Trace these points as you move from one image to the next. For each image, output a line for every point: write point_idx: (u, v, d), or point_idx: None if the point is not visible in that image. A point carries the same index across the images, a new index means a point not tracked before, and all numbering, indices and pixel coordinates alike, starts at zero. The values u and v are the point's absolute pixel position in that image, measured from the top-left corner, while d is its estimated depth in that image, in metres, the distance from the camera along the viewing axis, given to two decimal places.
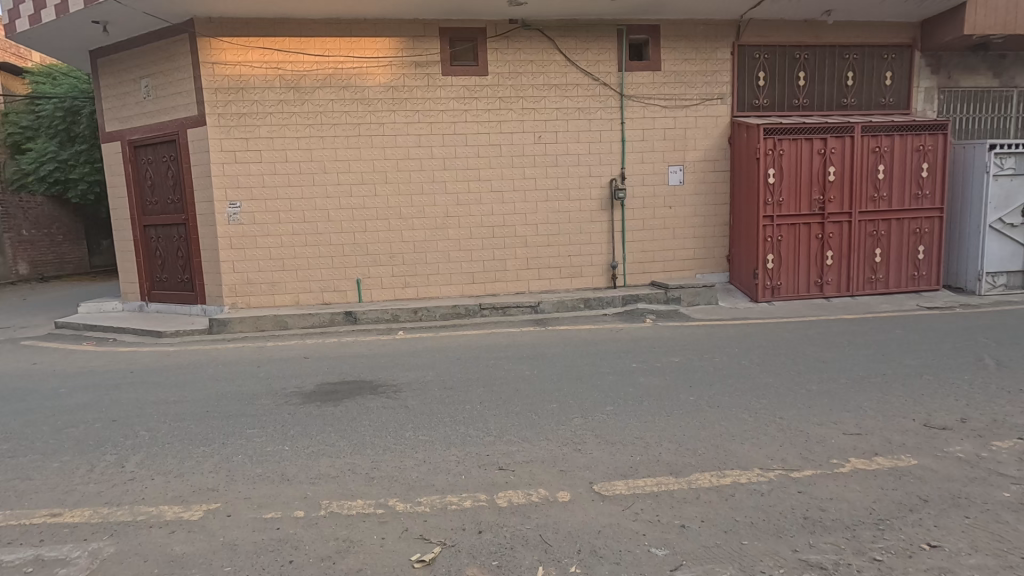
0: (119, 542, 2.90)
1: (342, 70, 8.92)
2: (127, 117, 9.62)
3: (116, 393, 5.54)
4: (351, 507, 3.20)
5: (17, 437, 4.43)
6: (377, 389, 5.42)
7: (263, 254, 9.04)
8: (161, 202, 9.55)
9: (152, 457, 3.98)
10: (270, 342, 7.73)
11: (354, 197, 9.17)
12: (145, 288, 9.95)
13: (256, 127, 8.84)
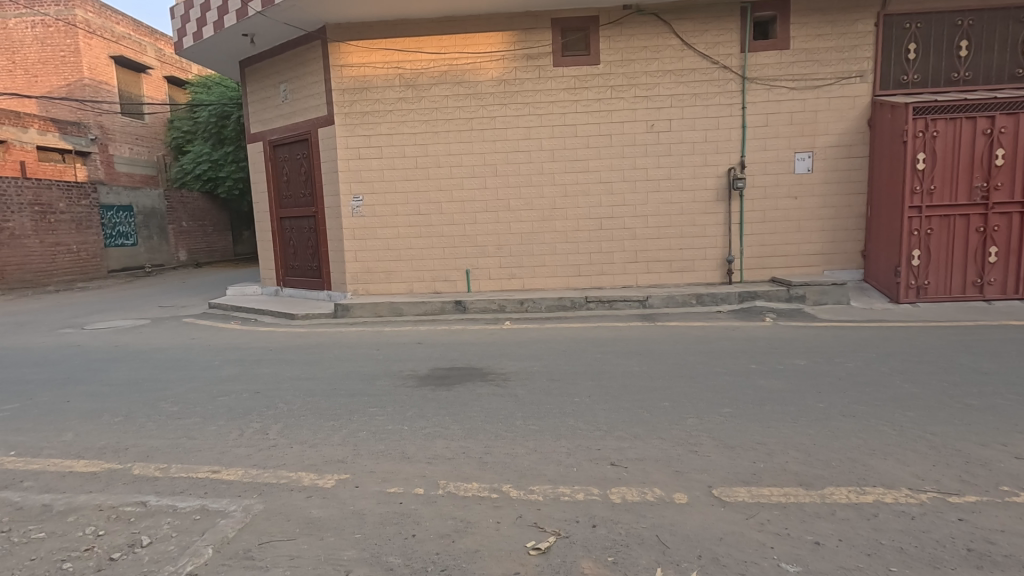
0: (266, 501, 3.23)
1: (456, 66, 9.21)
2: (268, 119, 10.65)
3: (258, 368, 6.20)
4: (466, 489, 3.31)
5: (183, 401, 5.10)
6: (487, 377, 5.56)
7: (381, 245, 9.62)
8: (295, 196, 10.49)
9: (289, 427, 4.40)
10: (387, 328, 8.23)
11: (465, 190, 9.46)
12: (280, 274, 11.00)
13: (377, 125, 9.39)
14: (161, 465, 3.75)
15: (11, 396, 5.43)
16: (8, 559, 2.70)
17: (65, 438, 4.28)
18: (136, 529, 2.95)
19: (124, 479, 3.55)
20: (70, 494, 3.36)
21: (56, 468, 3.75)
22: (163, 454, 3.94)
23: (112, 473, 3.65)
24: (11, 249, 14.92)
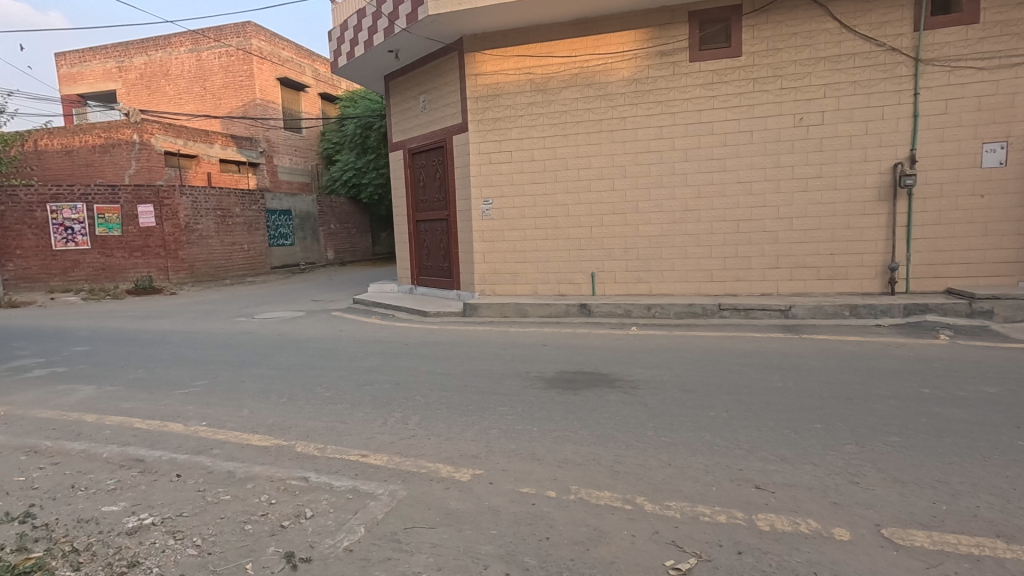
0: (408, 488, 3.44)
1: (587, 68, 9.17)
2: (408, 128, 11.40)
3: (397, 361, 6.65)
4: (599, 496, 3.26)
5: (335, 387, 5.64)
6: (615, 383, 5.45)
7: (509, 247, 9.87)
8: (430, 200, 11.11)
9: (427, 419, 4.66)
10: (513, 328, 8.42)
11: (592, 192, 9.39)
12: (415, 274, 11.72)
13: (508, 130, 9.65)
14: (319, 445, 4.16)
15: (201, 373, 6.35)
16: (203, 514, 3.14)
17: (243, 414, 4.92)
18: (300, 501, 3.28)
19: (289, 455, 3.99)
20: (248, 464, 3.85)
21: (236, 439, 4.31)
22: (320, 435, 4.36)
23: (280, 448, 4.12)
24: (199, 248, 16.96)
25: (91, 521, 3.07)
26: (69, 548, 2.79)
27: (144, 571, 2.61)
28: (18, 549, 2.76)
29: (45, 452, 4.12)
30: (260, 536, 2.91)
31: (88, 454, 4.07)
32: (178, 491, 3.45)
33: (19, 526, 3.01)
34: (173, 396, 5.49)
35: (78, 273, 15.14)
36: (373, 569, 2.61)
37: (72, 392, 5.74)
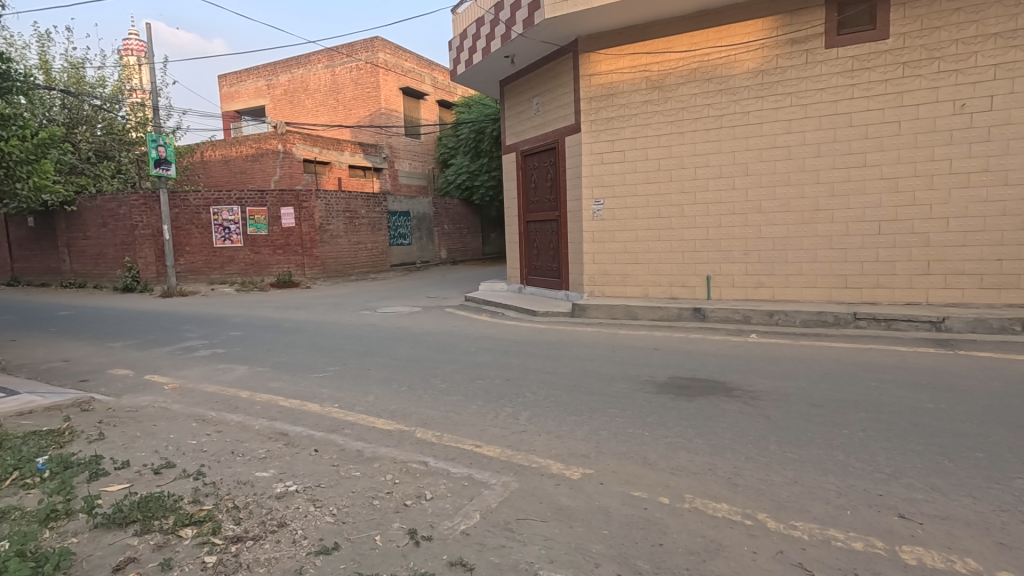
0: (520, 480, 3.54)
1: (707, 62, 8.78)
2: (521, 131, 11.65)
3: (507, 358, 6.83)
4: (716, 508, 3.13)
5: (450, 380, 5.92)
6: (732, 392, 5.17)
7: (619, 248, 9.72)
8: (541, 201, 11.25)
9: (537, 415, 4.75)
10: (622, 330, 8.30)
11: (710, 192, 8.98)
12: (525, 274, 11.93)
13: (621, 130, 9.51)
14: (436, 433, 4.41)
15: (332, 360, 6.98)
16: (338, 487, 3.47)
17: (369, 399, 5.34)
18: (420, 484, 3.51)
19: (410, 439, 4.27)
20: (374, 445, 4.18)
21: (363, 421, 4.69)
22: (437, 424, 4.62)
23: (402, 433, 4.43)
24: (330, 246, 18.41)
25: (248, 484, 3.50)
26: (231, 505, 3.20)
27: (291, 531, 2.93)
28: (194, 501, 3.21)
29: (210, 421, 4.77)
30: (386, 512, 3.15)
31: (243, 425, 4.65)
32: (316, 464, 3.83)
33: (193, 481, 3.51)
34: (310, 379, 6.10)
35: (232, 267, 17.28)
36: (489, 554, 2.72)
37: (230, 371, 6.58)
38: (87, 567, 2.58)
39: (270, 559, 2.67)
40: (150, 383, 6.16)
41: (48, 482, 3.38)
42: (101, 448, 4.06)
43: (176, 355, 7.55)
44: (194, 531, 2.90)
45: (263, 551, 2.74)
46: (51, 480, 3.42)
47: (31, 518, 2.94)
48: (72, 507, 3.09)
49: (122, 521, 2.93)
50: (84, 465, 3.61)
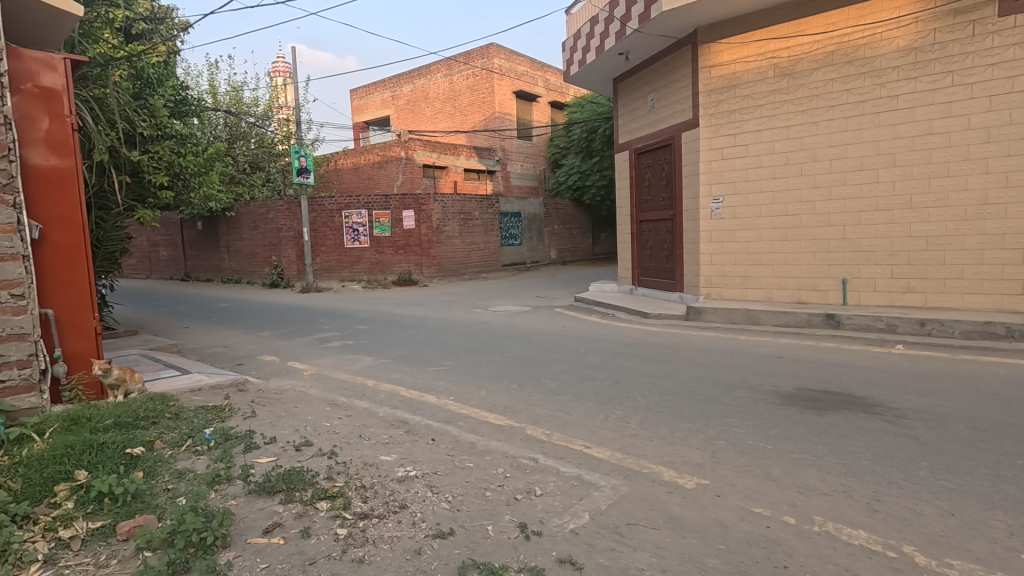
0: (631, 485, 3.47)
1: (847, 43, 7.98)
2: (635, 128, 11.40)
3: (618, 360, 6.71)
4: (851, 534, 2.85)
5: (560, 379, 5.95)
6: (873, 409, 4.65)
7: (740, 248, 9.14)
8: (655, 200, 10.91)
9: (648, 420, 4.61)
10: (742, 336, 7.80)
11: (848, 186, 8.15)
12: (637, 274, 11.66)
13: (744, 122, 8.94)
14: (546, 431, 4.46)
15: (448, 355, 7.33)
16: (453, 475, 3.64)
17: (481, 394, 5.53)
18: (530, 479, 3.57)
19: (521, 436, 4.36)
20: (487, 438, 4.33)
21: (476, 415, 4.88)
22: (547, 422, 4.67)
23: (512, 429, 4.54)
24: (446, 247, 19.27)
25: (373, 466, 3.80)
26: (359, 484, 3.49)
27: (411, 513, 3.13)
28: (328, 478, 3.55)
29: (342, 405, 5.24)
30: (498, 503, 3.25)
31: (369, 412, 5.05)
32: (433, 453, 4.05)
33: (327, 460, 3.88)
34: (427, 372, 6.46)
35: (360, 266, 18.75)
36: (598, 556, 2.71)
37: (357, 362, 7.16)
38: (243, 527, 2.95)
39: (392, 537, 2.88)
40: (292, 369, 6.89)
41: (214, 450, 3.91)
42: (253, 424, 4.61)
43: (313, 345, 8.36)
44: (328, 505, 3.20)
45: (386, 529, 2.95)
46: (216, 449, 3.95)
47: (202, 480, 3.42)
48: (232, 474, 3.54)
49: (270, 490, 3.32)
50: (240, 438, 4.13)
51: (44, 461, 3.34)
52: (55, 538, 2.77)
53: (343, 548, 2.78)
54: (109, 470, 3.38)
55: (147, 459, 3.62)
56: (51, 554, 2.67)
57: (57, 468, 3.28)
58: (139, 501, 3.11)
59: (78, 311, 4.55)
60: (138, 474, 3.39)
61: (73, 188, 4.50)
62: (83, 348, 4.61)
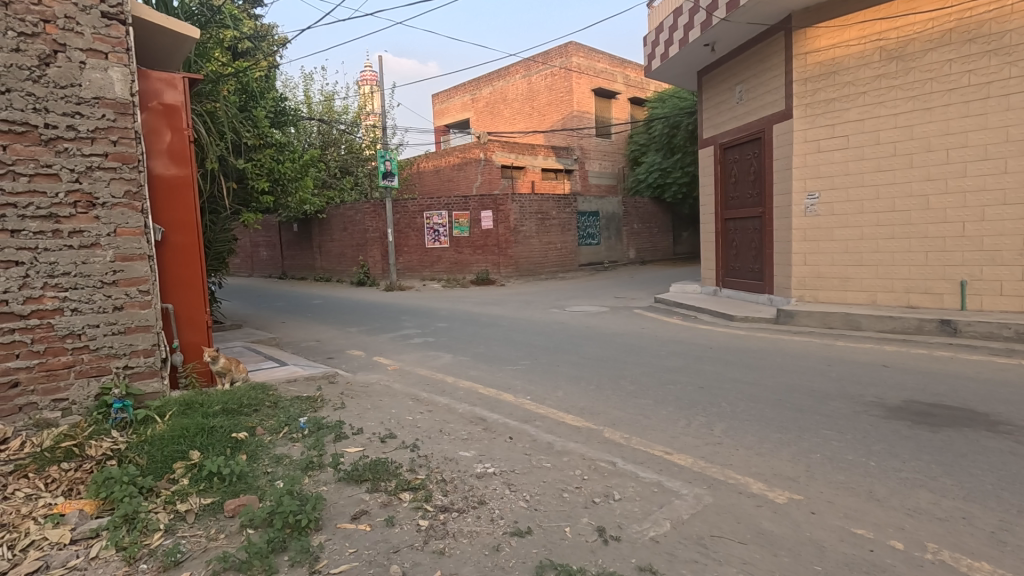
0: (715, 495, 3.32)
1: (969, 18, 7.20)
2: (721, 122, 10.90)
3: (701, 364, 6.45)
4: (972, 566, 2.56)
5: (639, 382, 5.80)
6: (998, 427, 4.15)
7: (839, 247, 8.49)
8: (742, 197, 10.37)
9: (734, 428, 4.39)
10: (840, 341, 7.25)
11: (969, 178, 7.34)
12: (721, 275, 11.16)
13: (845, 111, 8.29)
14: (625, 434, 4.38)
15: (525, 355, 7.37)
16: (530, 475, 3.66)
17: (558, 394, 5.51)
18: (608, 483, 3.51)
19: (599, 438, 4.30)
20: (564, 439, 4.31)
21: (554, 416, 4.87)
22: (626, 425, 4.58)
23: (590, 431, 4.48)
24: (523, 246, 19.39)
25: (453, 461, 3.89)
26: (440, 477, 3.60)
27: (490, 509, 3.17)
28: (411, 470, 3.68)
29: (423, 400, 5.42)
30: (576, 505, 3.23)
31: (449, 407, 5.19)
32: (511, 451, 4.09)
33: (410, 452, 4.03)
34: (505, 370, 6.53)
35: (440, 266, 19.33)
36: (680, 567, 2.61)
37: (437, 358, 7.38)
38: (334, 512, 3.12)
39: (472, 532, 2.93)
40: (377, 363, 7.23)
41: (308, 438, 4.18)
42: (343, 415, 4.88)
43: (396, 342, 8.71)
44: (411, 496, 3.32)
45: (466, 524, 3.01)
46: (309, 437, 4.21)
47: (297, 465, 3.66)
48: (323, 461, 3.76)
49: (358, 478, 3.49)
50: (331, 427, 4.39)
51: (164, 441, 3.71)
52: (174, 511, 3.07)
53: (424, 539, 2.88)
54: (217, 451, 3.70)
55: (250, 443, 3.92)
56: (170, 524, 2.96)
57: (175, 447, 3.63)
58: (243, 482, 3.38)
59: (193, 306, 5.03)
60: (243, 457, 3.69)
61: (190, 194, 4.96)
62: (196, 339, 5.08)
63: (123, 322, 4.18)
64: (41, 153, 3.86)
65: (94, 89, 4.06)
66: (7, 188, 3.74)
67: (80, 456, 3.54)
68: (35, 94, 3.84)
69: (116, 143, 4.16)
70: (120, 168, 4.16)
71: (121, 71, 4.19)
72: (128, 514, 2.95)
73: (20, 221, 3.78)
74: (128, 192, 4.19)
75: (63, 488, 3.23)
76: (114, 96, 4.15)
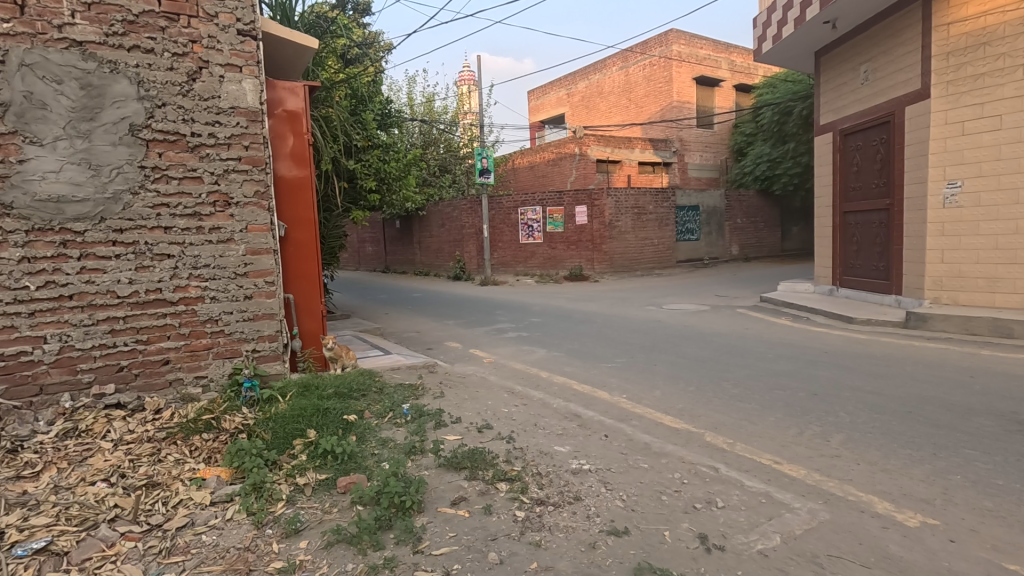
0: (832, 512, 3.06)
1: None
2: (841, 106, 9.99)
3: (815, 369, 5.96)
4: None
5: (743, 386, 5.47)
6: None
7: (985, 242, 7.48)
8: (865, 187, 9.44)
9: (854, 441, 4.01)
10: (984, 349, 6.38)
11: None
12: (838, 273, 10.25)
13: (997, 87, 7.26)
14: (729, 440, 4.15)
15: (621, 352, 7.23)
16: (627, 474, 3.58)
17: (655, 394, 5.34)
18: (710, 489, 3.35)
19: (699, 442, 4.12)
20: (662, 440, 4.18)
21: (651, 416, 4.74)
22: (729, 430, 4.34)
23: (690, 433, 4.31)
24: (618, 242, 18.97)
25: (548, 455, 3.91)
26: (536, 470, 3.63)
27: (585, 506, 3.15)
28: (507, 461, 3.75)
29: (518, 394, 5.50)
30: (675, 510, 3.11)
31: (543, 402, 5.21)
32: (607, 449, 4.03)
33: (506, 444, 4.10)
34: (599, 368, 6.46)
35: (534, 261, 19.48)
36: None
37: (532, 353, 7.45)
38: (434, 496, 3.25)
39: (568, 527, 2.93)
40: (474, 356, 7.43)
41: (410, 424, 4.40)
42: (442, 404, 5.07)
43: (492, 335, 8.90)
44: (507, 486, 3.38)
45: (562, 518, 3.02)
46: (412, 423, 4.42)
47: (401, 449, 3.86)
48: (425, 446, 3.94)
49: (457, 465, 3.60)
50: (431, 415, 4.58)
51: (286, 419, 4.06)
52: (294, 483, 3.36)
53: (521, 529, 2.92)
54: (331, 431, 3.99)
55: (359, 426, 4.20)
56: (291, 496, 3.24)
57: (295, 425, 3.96)
58: (353, 461, 3.62)
59: (310, 296, 5.46)
60: (353, 438, 3.95)
61: (308, 193, 5.39)
62: (312, 328, 5.51)
63: (253, 310, 4.63)
64: (188, 159, 4.36)
65: (231, 100, 4.52)
66: (162, 190, 4.26)
67: (217, 428, 3.97)
68: (184, 106, 4.34)
69: (247, 147, 4.60)
70: (251, 170, 4.61)
71: (252, 82, 4.62)
72: (256, 483, 3.27)
73: (171, 220, 4.30)
74: (257, 192, 4.63)
75: (204, 456, 3.64)
76: (246, 105, 4.59)
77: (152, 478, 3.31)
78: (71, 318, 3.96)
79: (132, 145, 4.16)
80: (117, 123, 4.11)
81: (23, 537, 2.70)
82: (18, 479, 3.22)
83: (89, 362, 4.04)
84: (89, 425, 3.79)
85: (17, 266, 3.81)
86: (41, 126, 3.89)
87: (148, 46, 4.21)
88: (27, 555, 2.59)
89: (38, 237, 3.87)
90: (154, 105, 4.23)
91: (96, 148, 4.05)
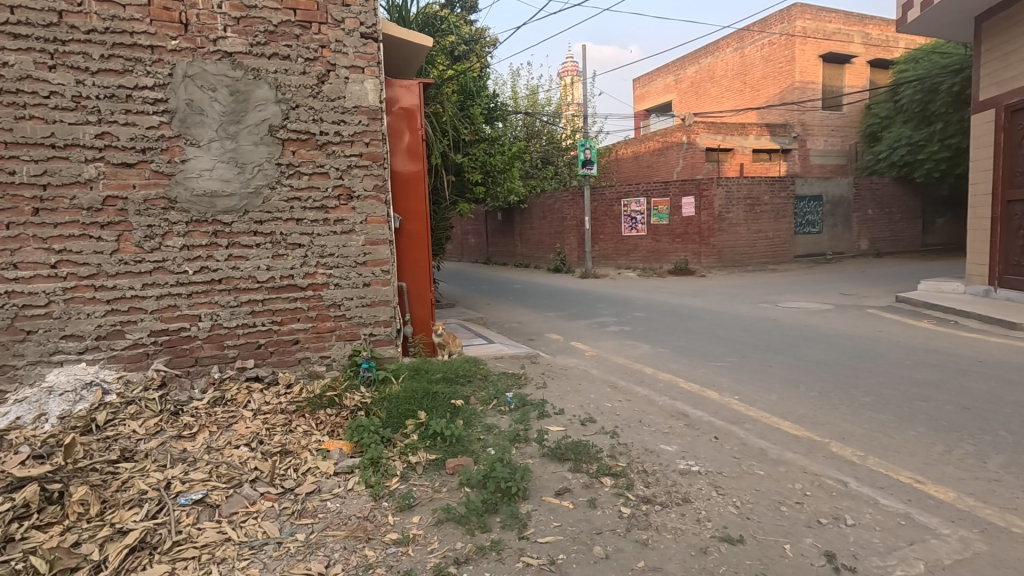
0: (991, 543, 2.67)
1: None
2: (1007, 78, 8.63)
3: (965, 379, 5.25)
4: None
5: (876, 394, 4.95)
6: None
7: None
8: None
9: (1018, 465, 3.48)
10: None
11: None
12: (996, 271, 8.93)
13: None
14: (859, 452, 3.77)
15: (732, 351, 6.85)
16: (741, 480, 3.38)
17: (772, 398, 4.99)
18: (838, 504, 3.07)
19: (824, 452, 3.79)
20: (781, 447, 3.89)
21: (767, 420, 4.43)
22: (860, 442, 3.94)
23: (813, 442, 3.97)
24: (728, 235, 17.91)
25: (654, 453, 3.79)
26: (642, 467, 3.54)
27: (695, 509, 3.02)
28: (612, 456, 3.69)
29: (622, 389, 5.39)
30: (796, 523, 2.89)
31: (648, 399, 5.07)
32: (718, 451, 3.84)
33: (610, 439, 4.03)
34: (708, 366, 6.15)
35: (636, 254, 19.00)
36: None
37: (636, 348, 7.27)
38: (539, 485, 3.29)
39: (676, 528, 2.83)
40: (576, 348, 7.40)
41: (515, 412, 4.48)
42: (545, 394, 5.11)
43: (593, 328, 8.81)
44: (612, 481, 3.33)
45: (670, 519, 2.92)
46: (516, 411, 4.50)
47: (506, 436, 3.93)
48: (528, 435, 3.99)
49: (560, 456, 3.61)
50: (534, 405, 4.62)
51: (399, 399, 4.29)
52: (407, 460, 3.55)
53: (627, 526, 2.86)
54: (439, 414, 4.17)
55: (465, 411, 4.34)
56: (404, 472, 3.43)
57: (408, 406, 4.18)
58: (460, 444, 3.76)
59: (421, 285, 5.72)
60: (460, 422, 4.10)
61: (421, 187, 5.62)
62: (422, 315, 5.78)
63: (370, 297, 4.94)
64: (317, 156, 4.73)
65: (354, 100, 4.83)
66: (295, 185, 4.67)
67: (339, 405, 4.30)
68: (314, 107, 4.71)
69: (368, 144, 4.89)
70: (371, 165, 4.90)
71: (373, 82, 4.91)
72: (374, 458, 3.50)
73: (302, 212, 4.70)
74: (376, 186, 4.93)
75: (328, 430, 3.96)
76: (368, 104, 4.89)
77: (285, 446, 3.66)
78: (220, 299, 4.47)
79: (270, 144, 4.59)
80: (258, 124, 4.55)
81: (185, 488, 3.10)
82: (179, 438, 3.70)
83: (233, 339, 4.54)
84: (233, 395, 4.27)
85: (179, 253, 4.35)
86: (198, 129, 4.39)
87: (285, 53, 4.61)
88: (188, 503, 2.98)
89: (196, 227, 4.39)
90: (290, 107, 4.63)
91: (242, 148, 4.51)
